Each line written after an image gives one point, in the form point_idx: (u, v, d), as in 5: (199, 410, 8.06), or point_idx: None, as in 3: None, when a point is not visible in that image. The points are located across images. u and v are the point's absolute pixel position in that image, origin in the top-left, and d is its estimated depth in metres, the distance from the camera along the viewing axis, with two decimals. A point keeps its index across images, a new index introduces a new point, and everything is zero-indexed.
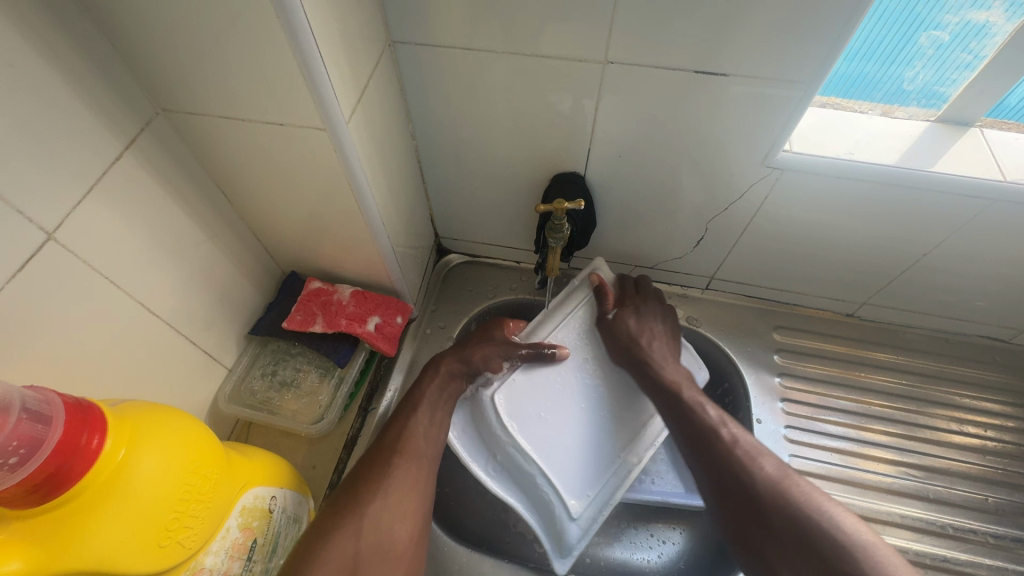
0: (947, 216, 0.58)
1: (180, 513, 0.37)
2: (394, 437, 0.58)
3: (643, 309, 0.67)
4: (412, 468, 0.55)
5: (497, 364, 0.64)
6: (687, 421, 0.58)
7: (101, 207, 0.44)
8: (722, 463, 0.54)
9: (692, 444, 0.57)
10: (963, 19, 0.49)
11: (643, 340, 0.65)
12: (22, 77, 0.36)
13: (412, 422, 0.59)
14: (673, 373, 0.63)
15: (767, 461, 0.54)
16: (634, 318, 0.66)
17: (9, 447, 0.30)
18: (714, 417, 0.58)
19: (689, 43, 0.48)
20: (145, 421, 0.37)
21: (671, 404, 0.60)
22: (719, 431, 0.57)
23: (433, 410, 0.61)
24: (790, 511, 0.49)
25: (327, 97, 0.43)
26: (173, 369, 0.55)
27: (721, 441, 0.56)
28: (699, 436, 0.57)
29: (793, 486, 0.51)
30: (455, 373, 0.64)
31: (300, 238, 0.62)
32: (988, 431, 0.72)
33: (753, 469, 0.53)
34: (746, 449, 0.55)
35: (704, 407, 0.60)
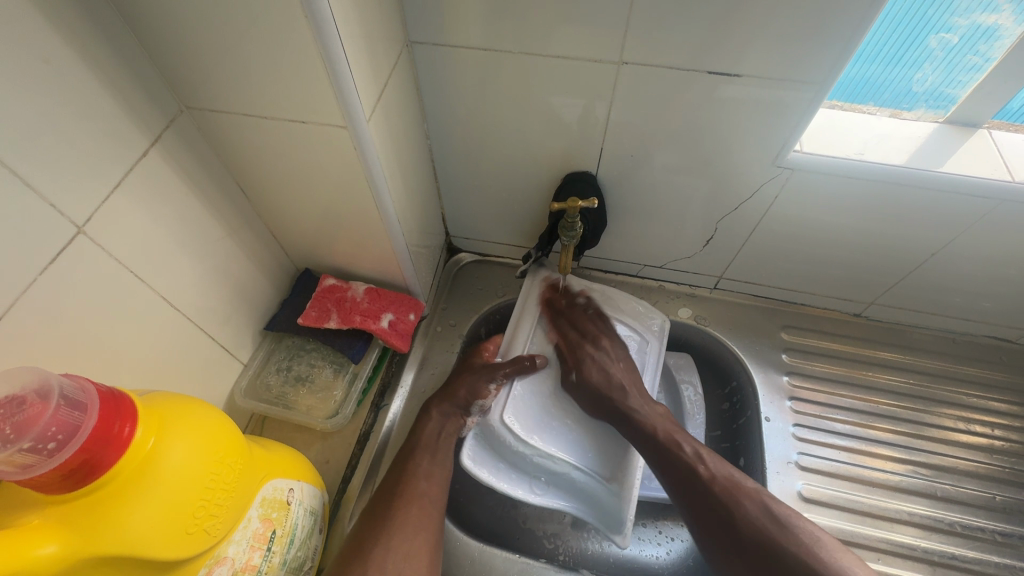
0: (956, 216, 0.59)
1: (206, 501, 0.38)
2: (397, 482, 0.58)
3: (601, 356, 0.66)
4: (416, 511, 0.55)
5: (487, 388, 0.64)
6: (667, 463, 0.58)
7: (127, 202, 0.45)
8: (704, 503, 0.55)
9: (674, 483, 0.58)
10: (973, 22, 0.50)
11: (613, 390, 0.64)
12: (56, 75, 0.37)
13: (415, 466, 0.59)
14: (650, 414, 0.62)
15: (747, 496, 0.54)
16: (595, 369, 0.65)
17: (47, 432, 0.31)
18: (691, 454, 0.58)
19: (703, 44, 0.49)
20: (172, 411, 0.38)
21: (655, 453, 0.59)
22: (697, 468, 0.57)
23: (434, 452, 0.61)
24: (774, 546, 0.51)
25: (349, 96, 0.44)
26: (192, 362, 0.56)
27: (698, 477, 0.56)
28: (679, 476, 0.57)
29: (776, 521, 0.52)
30: (448, 407, 0.64)
31: (315, 235, 0.63)
32: (995, 430, 0.72)
33: (733, 509, 0.53)
34: (726, 484, 0.55)
35: (682, 443, 0.59)
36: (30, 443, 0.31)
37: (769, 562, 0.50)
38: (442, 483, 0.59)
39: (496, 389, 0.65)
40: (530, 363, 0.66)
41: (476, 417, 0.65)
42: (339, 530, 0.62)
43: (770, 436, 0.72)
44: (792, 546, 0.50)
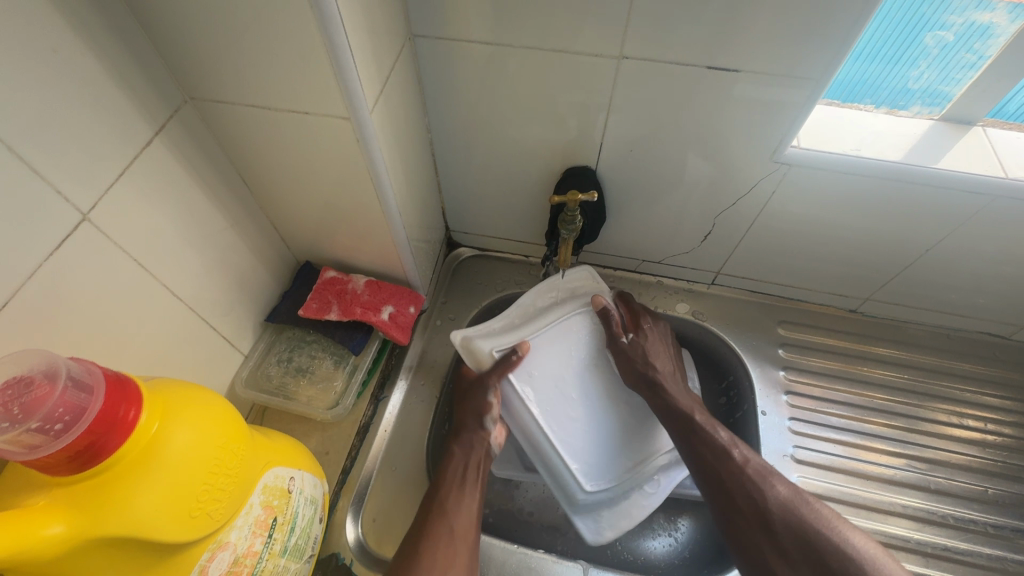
0: (951, 212, 0.60)
1: (209, 485, 0.38)
2: (424, 522, 0.56)
3: (654, 335, 0.70)
4: (445, 549, 0.54)
5: (489, 401, 0.64)
6: (702, 444, 0.58)
7: (131, 191, 0.45)
8: (735, 483, 0.55)
9: (704, 465, 0.57)
10: (967, 19, 0.51)
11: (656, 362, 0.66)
12: (64, 61, 0.38)
13: (442, 504, 0.57)
14: (687, 397, 0.64)
15: (780, 481, 0.55)
16: (648, 340, 0.68)
17: (54, 414, 0.32)
18: (726, 438, 0.58)
19: (701, 41, 0.50)
20: (175, 396, 0.38)
21: (690, 429, 0.60)
22: (731, 451, 0.57)
23: (461, 481, 0.60)
24: (802, 529, 0.51)
25: (353, 87, 0.45)
26: (193, 352, 0.56)
27: (732, 461, 0.56)
28: (713, 460, 0.57)
29: (807, 508, 0.52)
30: (466, 439, 0.64)
31: (316, 228, 0.64)
32: (988, 424, 0.73)
33: (766, 492, 0.54)
34: (758, 469, 0.56)
35: (717, 428, 0.60)
36: (37, 424, 0.31)
37: (804, 548, 0.50)
38: (472, 518, 0.58)
39: (496, 398, 0.65)
40: (518, 355, 0.66)
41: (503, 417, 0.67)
42: (339, 521, 0.62)
43: (766, 430, 0.73)
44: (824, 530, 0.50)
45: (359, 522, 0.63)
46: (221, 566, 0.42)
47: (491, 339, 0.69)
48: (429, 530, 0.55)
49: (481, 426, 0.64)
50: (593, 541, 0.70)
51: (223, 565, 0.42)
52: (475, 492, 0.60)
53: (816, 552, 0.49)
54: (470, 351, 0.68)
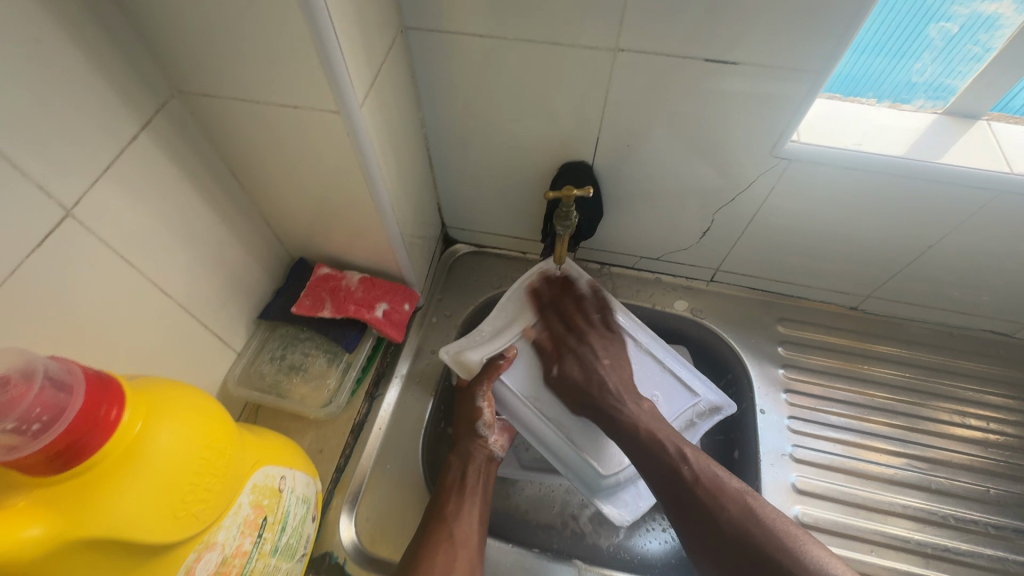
0: (954, 208, 0.58)
1: (195, 485, 0.38)
2: (425, 530, 0.57)
3: (584, 353, 0.67)
4: (444, 554, 0.55)
5: (478, 407, 0.64)
6: (651, 465, 0.57)
7: (117, 186, 0.45)
8: (688, 506, 0.54)
9: (661, 488, 0.56)
10: (973, 11, 0.50)
11: (592, 385, 0.65)
12: (44, 53, 0.37)
13: (442, 510, 0.59)
14: (633, 409, 0.62)
15: (731, 499, 0.53)
16: (576, 364, 0.67)
17: (32, 414, 0.31)
18: (674, 454, 0.57)
19: (698, 33, 0.49)
20: (160, 395, 0.37)
21: (637, 450, 0.59)
22: (680, 470, 0.56)
23: (461, 491, 0.61)
24: (757, 550, 0.49)
25: (343, 81, 0.44)
26: (183, 350, 0.56)
27: (682, 480, 0.55)
28: (664, 483, 0.56)
29: (758, 527, 0.51)
30: (463, 448, 0.64)
31: (309, 224, 0.63)
32: (991, 424, 0.72)
33: (718, 512, 0.52)
34: (709, 485, 0.54)
35: (664, 442, 0.58)
36: (14, 424, 0.31)
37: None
38: (472, 522, 0.59)
39: (488, 403, 0.65)
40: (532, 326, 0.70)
41: (504, 417, 0.68)
42: (332, 519, 0.62)
43: (765, 429, 0.72)
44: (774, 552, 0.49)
45: (353, 519, 0.62)
46: (209, 567, 0.41)
47: (479, 348, 0.69)
48: (433, 536, 0.56)
49: (475, 432, 0.65)
50: (588, 538, 0.69)
51: (211, 565, 0.42)
52: (476, 497, 0.61)
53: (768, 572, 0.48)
54: (461, 365, 0.69)
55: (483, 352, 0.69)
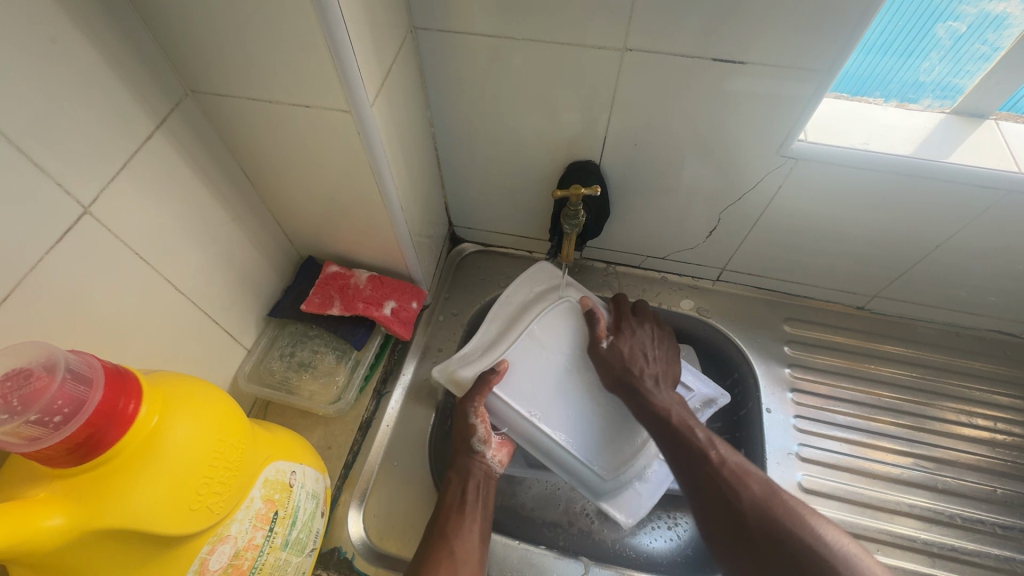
0: (962, 207, 0.59)
1: (210, 478, 0.38)
2: (426, 551, 0.56)
3: (639, 335, 0.68)
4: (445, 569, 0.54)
5: (472, 424, 0.63)
6: (677, 445, 0.58)
7: (132, 184, 0.45)
8: (708, 483, 0.54)
9: (682, 469, 0.57)
10: (981, 11, 0.50)
11: (637, 367, 0.65)
12: (63, 53, 0.38)
13: (443, 529, 0.57)
14: (665, 399, 0.64)
15: (755, 482, 0.53)
16: (629, 341, 0.67)
17: (53, 406, 0.32)
18: (703, 439, 0.58)
19: (706, 33, 0.49)
20: (176, 390, 0.38)
21: (665, 434, 0.60)
22: (708, 453, 0.57)
23: (461, 510, 0.59)
24: (777, 528, 0.49)
25: (354, 80, 0.44)
26: (195, 346, 0.56)
27: (708, 461, 0.56)
28: (688, 461, 0.57)
29: (780, 504, 0.51)
30: (461, 465, 0.63)
31: (319, 222, 0.63)
32: (998, 424, 0.72)
33: (740, 491, 0.53)
34: (734, 470, 0.55)
35: (693, 430, 0.59)
36: (36, 415, 0.31)
37: (780, 552, 0.47)
38: (473, 543, 0.57)
39: (481, 419, 0.63)
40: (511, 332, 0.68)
41: (503, 430, 0.66)
42: (341, 515, 0.62)
43: (771, 428, 0.72)
44: (793, 527, 0.49)
45: (361, 516, 0.63)
46: (222, 559, 0.42)
47: (469, 365, 0.66)
48: (433, 555, 0.55)
49: (472, 450, 0.63)
50: (593, 535, 0.70)
51: (224, 558, 0.42)
52: (476, 512, 0.60)
53: (785, 548, 0.47)
54: (455, 383, 0.66)
55: (475, 365, 0.66)
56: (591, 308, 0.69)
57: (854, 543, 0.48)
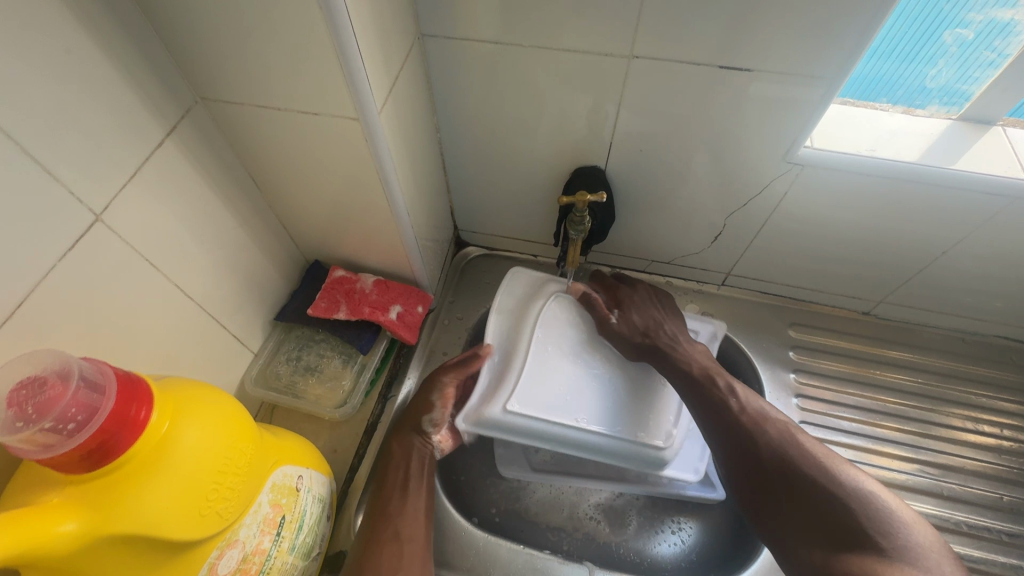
0: (968, 214, 0.59)
1: (219, 484, 0.39)
2: (370, 530, 0.56)
3: (641, 303, 0.69)
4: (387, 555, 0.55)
5: (431, 403, 0.64)
6: (698, 393, 0.59)
7: (142, 191, 0.46)
8: (731, 431, 0.56)
9: (705, 417, 0.58)
10: (987, 17, 0.50)
11: (651, 331, 0.66)
12: (76, 63, 0.38)
13: (385, 509, 0.58)
14: (687, 350, 0.64)
15: (773, 426, 0.55)
16: (635, 311, 0.68)
17: (67, 414, 0.32)
18: (723, 387, 0.59)
19: (713, 41, 0.49)
20: (186, 396, 0.38)
21: (686, 385, 0.60)
22: (728, 402, 0.58)
23: (406, 490, 0.60)
24: (800, 474, 0.51)
25: (362, 88, 0.45)
26: (203, 350, 0.57)
27: (728, 407, 0.57)
28: (712, 412, 0.57)
29: (797, 449, 0.53)
30: (407, 441, 0.63)
31: (326, 227, 0.64)
32: (1004, 431, 0.72)
33: (759, 435, 0.55)
34: (754, 415, 0.56)
35: (715, 377, 0.60)
36: (50, 423, 0.32)
37: (804, 492, 0.50)
38: (418, 523, 0.58)
39: (442, 402, 0.64)
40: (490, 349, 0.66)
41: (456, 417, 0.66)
42: (346, 518, 0.63)
43: None
44: (812, 470, 0.51)
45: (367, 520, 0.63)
46: (230, 564, 0.42)
47: (489, 397, 0.62)
48: (376, 536, 0.56)
49: (422, 428, 0.64)
50: (597, 540, 0.70)
51: (231, 563, 0.42)
52: (421, 495, 0.60)
53: (806, 488, 0.50)
54: (486, 423, 0.61)
55: (499, 402, 0.61)
56: (586, 294, 0.69)
57: (883, 489, 0.50)
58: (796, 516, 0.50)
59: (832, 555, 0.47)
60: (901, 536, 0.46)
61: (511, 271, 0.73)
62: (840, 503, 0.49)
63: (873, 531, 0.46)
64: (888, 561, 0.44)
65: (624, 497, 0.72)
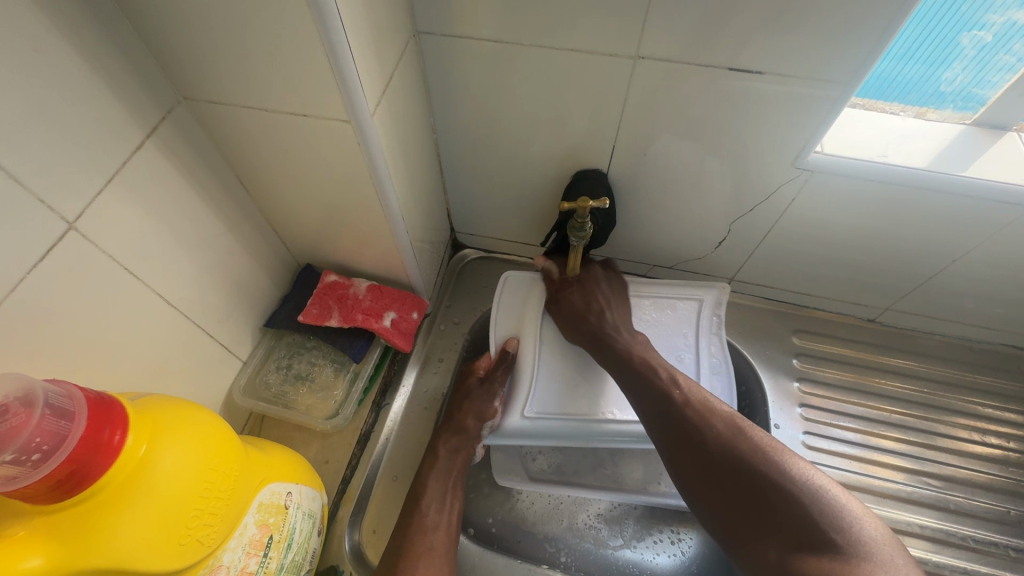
0: (981, 223, 0.57)
1: (200, 509, 0.37)
2: (404, 538, 0.55)
3: (586, 280, 0.66)
4: (426, 567, 0.52)
5: (493, 406, 0.63)
6: (643, 387, 0.56)
7: (120, 197, 0.43)
8: (676, 424, 0.53)
9: (647, 410, 0.55)
10: (1008, 19, 0.47)
11: (591, 313, 0.63)
12: (46, 62, 0.36)
13: (422, 521, 0.56)
14: (629, 339, 0.61)
15: (720, 419, 0.52)
16: (576, 291, 0.65)
17: (32, 443, 0.30)
18: (666, 379, 0.56)
19: (722, 41, 0.47)
20: (165, 416, 0.36)
21: (630, 377, 0.58)
22: (671, 394, 0.55)
23: (444, 497, 0.59)
24: (748, 466, 0.47)
25: (354, 88, 0.42)
26: (188, 360, 0.55)
27: (671, 401, 0.54)
28: (653, 404, 0.55)
29: (745, 440, 0.49)
30: (454, 442, 0.63)
31: (317, 231, 0.62)
32: (1010, 442, 0.70)
33: (705, 431, 0.51)
34: (700, 407, 0.53)
35: (657, 368, 0.57)
36: (13, 454, 0.29)
37: (752, 486, 0.46)
38: (451, 530, 0.57)
39: (501, 401, 0.64)
40: (513, 354, 0.65)
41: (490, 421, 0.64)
42: (338, 531, 0.61)
43: None
44: (759, 462, 0.47)
45: (358, 533, 0.61)
46: None
47: (512, 410, 0.63)
48: (411, 544, 0.54)
49: (478, 431, 0.63)
50: (595, 551, 0.68)
51: None
52: (454, 506, 0.59)
53: (755, 483, 0.46)
54: (510, 433, 0.63)
55: (517, 410, 0.63)
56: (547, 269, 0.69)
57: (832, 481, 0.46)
58: (745, 518, 0.46)
59: (788, 554, 0.42)
60: (852, 528, 0.42)
61: (504, 277, 0.71)
62: (784, 497, 0.44)
63: (824, 524, 0.42)
64: (842, 557, 0.40)
65: (621, 506, 0.71)
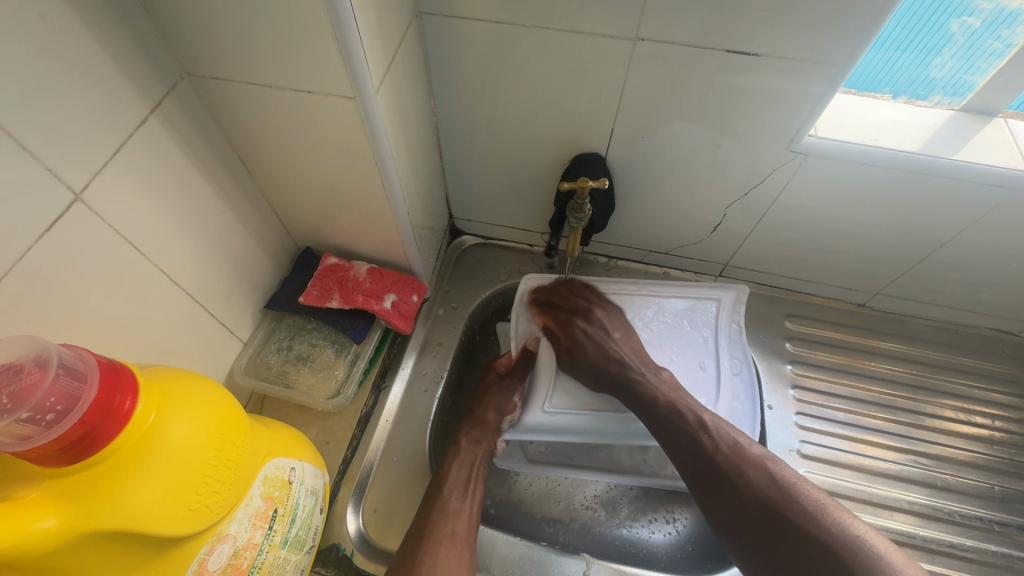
0: (970, 206, 0.58)
1: (210, 477, 0.37)
2: (426, 521, 0.56)
3: (595, 329, 0.64)
4: (448, 553, 0.53)
5: (512, 399, 0.66)
6: (672, 436, 0.56)
7: (126, 170, 0.43)
8: (707, 470, 0.53)
9: (678, 454, 0.55)
10: (996, 6, 0.49)
11: (612, 363, 0.61)
12: (54, 32, 0.36)
13: (445, 505, 0.57)
14: (652, 377, 0.60)
15: (751, 465, 0.52)
16: (590, 345, 0.63)
17: (46, 403, 0.30)
18: (695, 422, 0.56)
19: (721, 24, 0.48)
20: (173, 386, 0.37)
21: (659, 422, 0.57)
22: (701, 438, 0.55)
23: (465, 486, 0.60)
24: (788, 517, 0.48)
25: (359, 65, 0.43)
26: (190, 338, 0.55)
27: (702, 450, 0.54)
28: (684, 451, 0.55)
29: (781, 492, 0.50)
30: (475, 435, 0.65)
31: (318, 212, 0.62)
32: (996, 422, 0.73)
33: (738, 480, 0.52)
34: (730, 454, 0.53)
35: (684, 412, 0.57)
36: (28, 413, 0.30)
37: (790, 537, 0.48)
38: (472, 518, 0.58)
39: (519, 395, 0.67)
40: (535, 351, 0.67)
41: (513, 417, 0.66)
42: (340, 511, 0.61)
43: (773, 424, 0.72)
44: (796, 515, 0.48)
45: (360, 513, 0.62)
46: (220, 559, 0.41)
47: (533, 405, 0.63)
48: (433, 530, 0.55)
49: (497, 424, 0.66)
50: (592, 530, 0.70)
51: (223, 558, 0.41)
52: (476, 494, 0.60)
53: (792, 536, 0.47)
54: (530, 427, 0.63)
55: (537, 405, 0.63)
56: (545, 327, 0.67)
57: (877, 533, 0.47)
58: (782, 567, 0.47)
59: None
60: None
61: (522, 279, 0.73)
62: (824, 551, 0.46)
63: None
64: None
65: (616, 488, 0.72)
